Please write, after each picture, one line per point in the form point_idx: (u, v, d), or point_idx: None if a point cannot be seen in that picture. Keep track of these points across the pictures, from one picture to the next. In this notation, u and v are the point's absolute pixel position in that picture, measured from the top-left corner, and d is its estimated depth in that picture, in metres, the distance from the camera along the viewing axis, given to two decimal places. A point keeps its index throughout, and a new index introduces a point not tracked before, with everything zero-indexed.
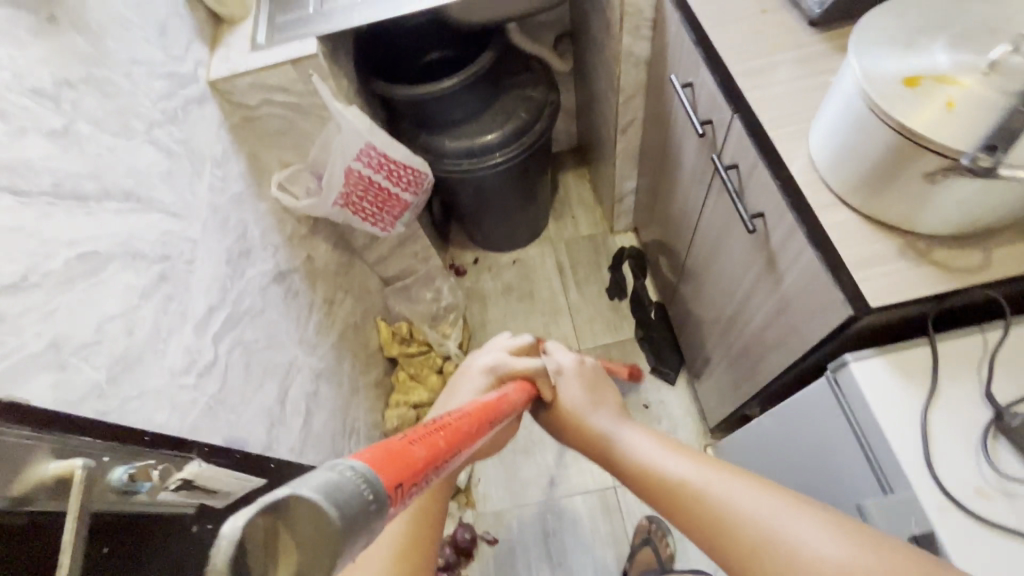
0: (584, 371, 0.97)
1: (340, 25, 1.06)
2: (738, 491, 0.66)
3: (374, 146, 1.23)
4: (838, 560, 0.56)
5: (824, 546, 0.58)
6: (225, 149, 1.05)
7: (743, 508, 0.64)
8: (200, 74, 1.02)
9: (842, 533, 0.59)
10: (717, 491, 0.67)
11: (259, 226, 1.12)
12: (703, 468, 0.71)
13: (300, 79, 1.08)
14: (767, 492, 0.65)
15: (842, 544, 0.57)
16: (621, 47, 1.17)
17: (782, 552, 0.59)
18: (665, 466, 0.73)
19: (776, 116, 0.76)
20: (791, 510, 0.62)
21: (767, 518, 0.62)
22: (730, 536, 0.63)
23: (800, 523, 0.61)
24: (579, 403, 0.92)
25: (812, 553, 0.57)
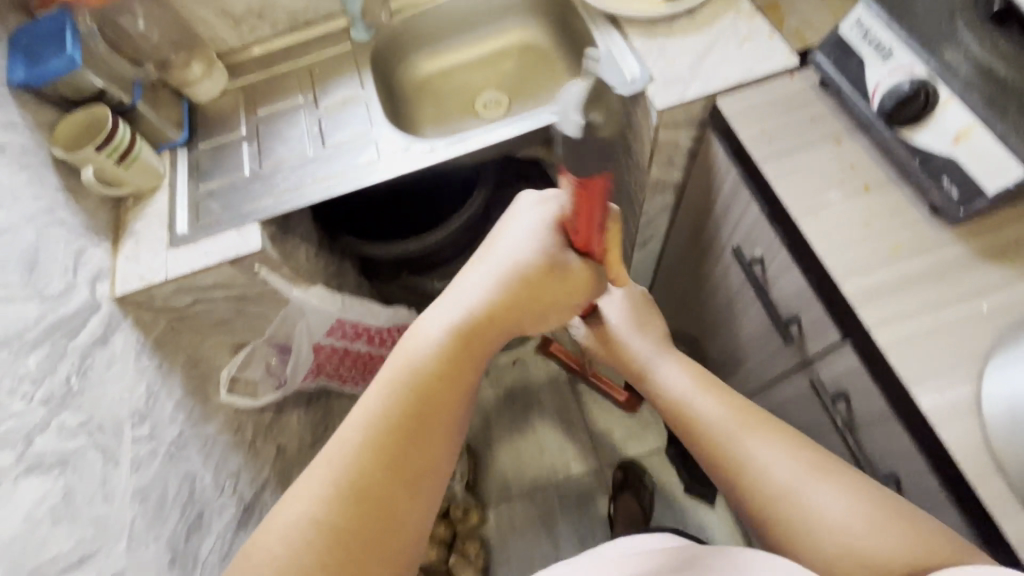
0: (636, 297, 0.78)
1: (290, 200, 0.80)
2: (762, 448, 0.57)
3: (347, 320, 0.96)
4: (849, 521, 0.50)
5: (840, 509, 0.51)
6: (150, 385, 0.77)
7: (767, 459, 0.56)
8: (100, 293, 0.74)
9: (872, 501, 0.51)
10: (754, 450, 0.57)
11: (212, 461, 0.86)
12: (741, 417, 0.60)
13: (242, 273, 0.81)
14: (805, 456, 0.55)
15: (858, 508, 0.51)
16: (649, 178, 0.94)
17: (793, 508, 0.53)
18: (699, 416, 0.62)
19: (925, 369, 0.56)
20: (820, 472, 0.54)
21: (790, 481, 0.54)
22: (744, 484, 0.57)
23: (817, 486, 0.53)
24: (626, 332, 0.75)
25: (825, 516, 0.51)
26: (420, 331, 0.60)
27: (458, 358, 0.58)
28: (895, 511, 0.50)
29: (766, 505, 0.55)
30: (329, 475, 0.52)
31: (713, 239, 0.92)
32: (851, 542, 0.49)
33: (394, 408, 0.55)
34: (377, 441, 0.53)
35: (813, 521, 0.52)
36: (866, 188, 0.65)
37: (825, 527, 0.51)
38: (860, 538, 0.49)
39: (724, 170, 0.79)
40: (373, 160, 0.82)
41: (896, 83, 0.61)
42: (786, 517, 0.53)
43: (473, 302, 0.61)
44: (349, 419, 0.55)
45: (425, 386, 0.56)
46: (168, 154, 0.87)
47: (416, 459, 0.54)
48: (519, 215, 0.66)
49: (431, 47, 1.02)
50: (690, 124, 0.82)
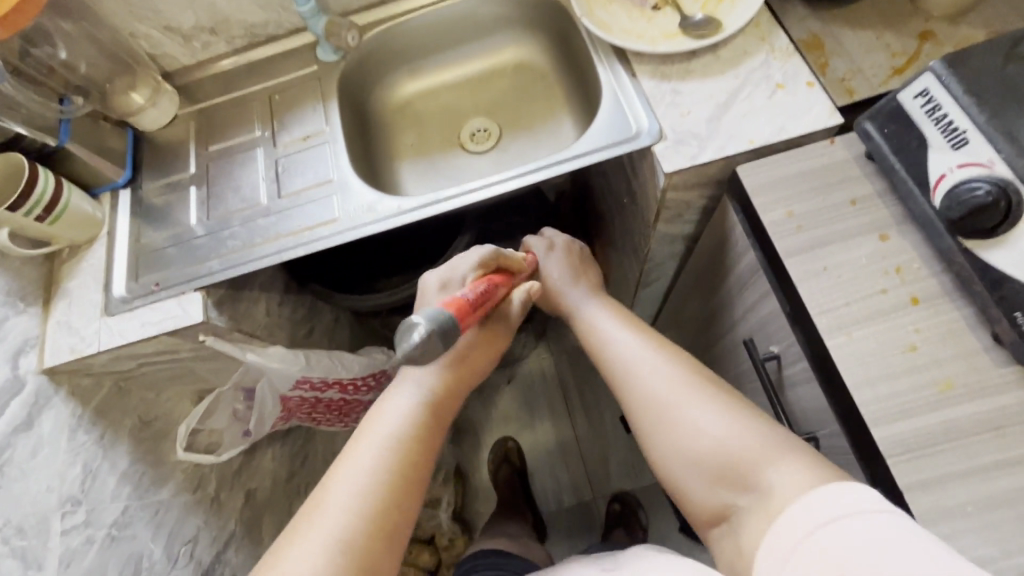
0: (568, 248, 0.77)
1: (236, 265, 0.70)
2: (646, 363, 0.59)
3: (313, 377, 0.87)
4: (712, 429, 0.53)
5: (710, 425, 0.53)
6: (88, 463, 0.71)
7: (652, 383, 0.58)
8: (24, 367, 0.67)
9: (737, 415, 0.53)
10: (644, 372, 0.59)
11: (164, 532, 0.80)
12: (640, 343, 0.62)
13: (186, 341, 0.72)
14: (687, 373, 0.57)
15: (731, 426, 0.53)
16: (654, 232, 0.82)
17: (669, 422, 0.55)
18: (599, 338, 0.65)
19: (975, 556, 0.45)
20: (699, 392, 0.56)
21: (668, 398, 0.56)
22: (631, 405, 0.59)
23: (693, 402, 0.55)
24: (561, 281, 0.73)
25: (693, 428, 0.54)
26: (390, 401, 0.59)
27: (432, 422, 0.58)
28: (751, 421, 0.52)
29: (650, 428, 0.57)
30: (317, 532, 0.48)
31: (725, 307, 0.81)
32: (711, 452, 0.52)
33: (383, 477, 0.51)
34: (367, 507, 0.50)
35: (684, 437, 0.54)
36: (914, 301, 0.53)
37: (693, 440, 0.53)
38: (714, 446, 0.52)
39: (741, 246, 0.66)
40: (332, 218, 0.72)
41: (966, 180, 0.49)
42: (660, 427, 0.56)
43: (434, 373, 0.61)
44: (331, 496, 0.50)
45: (409, 441, 0.55)
46: (108, 196, 0.77)
47: (406, 491, 0.52)
48: (433, 295, 0.66)
49: (412, 66, 0.89)
50: (705, 185, 0.69)
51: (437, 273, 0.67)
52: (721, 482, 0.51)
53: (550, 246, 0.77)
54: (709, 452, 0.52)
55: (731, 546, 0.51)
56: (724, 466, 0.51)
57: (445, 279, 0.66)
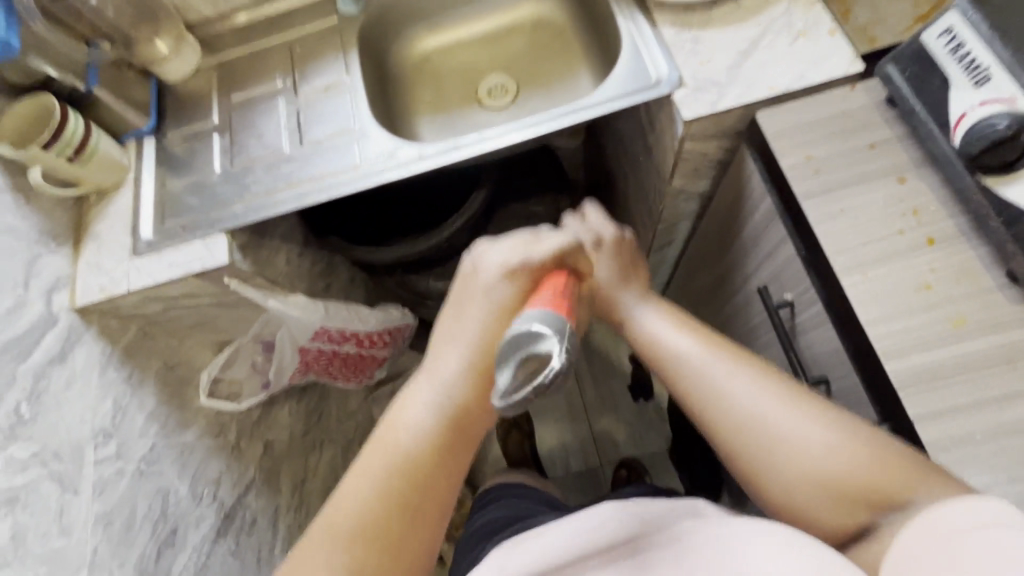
0: (619, 241, 0.69)
1: (260, 210, 0.72)
2: (743, 387, 0.53)
3: (331, 327, 0.89)
4: (841, 462, 0.48)
5: (835, 452, 0.48)
6: (117, 400, 0.73)
7: (757, 413, 0.52)
8: (58, 304, 0.69)
9: (854, 436, 0.48)
10: (745, 401, 0.53)
11: (189, 471, 0.83)
12: (728, 359, 0.56)
13: (211, 285, 0.74)
14: (793, 400, 0.51)
15: (851, 450, 0.48)
16: (670, 187, 0.82)
17: (786, 454, 0.50)
18: (667, 349, 0.59)
19: (981, 480, 0.46)
20: (811, 416, 0.50)
21: (779, 427, 0.51)
22: (734, 436, 0.53)
23: (807, 428, 0.50)
24: (610, 282, 0.66)
25: (818, 462, 0.49)
26: (406, 411, 0.56)
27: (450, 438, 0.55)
28: (875, 445, 0.47)
29: (759, 463, 0.51)
30: (323, 555, 0.49)
31: (738, 263, 0.82)
32: (840, 478, 0.48)
33: (389, 488, 0.52)
34: (372, 513, 0.51)
35: (805, 470, 0.49)
36: (929, 241, 0.54)
37: (818, 473, 0.49)
38: (842, 475, 0.48)
39: (757, 195, 0.67)
40: (353, 165, 0.73)
41: (987, 118, 0.48)
42: (771, 460, 0.50)
43: (463, 379, 0.58)
44: (342, 492, 0.52)
45: (421, 455, 0.54)
46: (134, 143, 0.79)
47: (410, 508, 0.52)
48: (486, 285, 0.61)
49: (430, 21, 0.90)
50: (723, 135, 0.70)
51: (500, 255, 0.61)
52: (852, 506, 0.48)
53: (594, 239, 0.68)
54: (839, 482, 0.48)
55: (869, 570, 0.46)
56: (855, 494, 0.47)
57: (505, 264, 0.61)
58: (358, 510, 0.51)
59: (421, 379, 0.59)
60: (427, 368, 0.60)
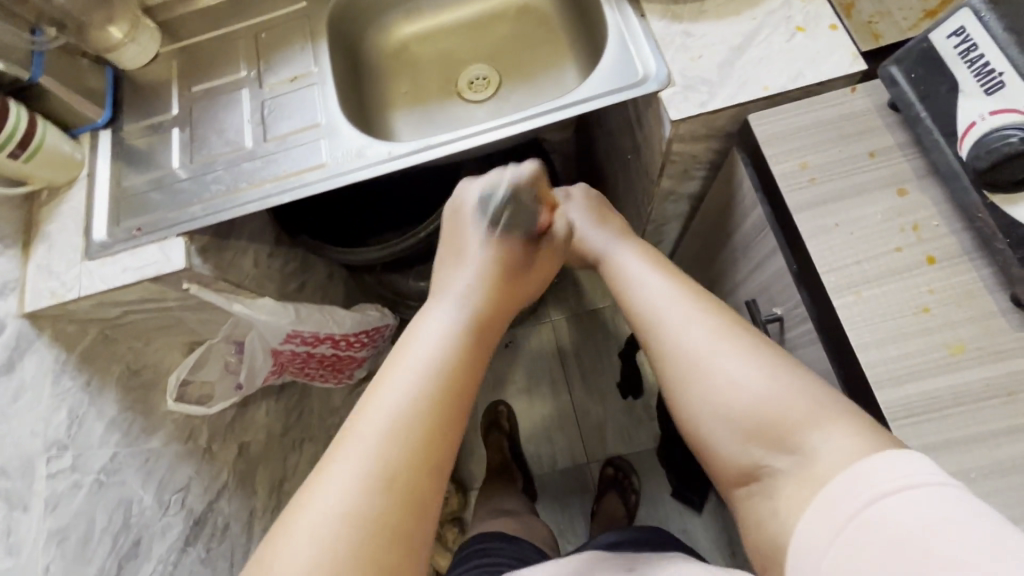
0: (587, 195, 0.71)
1: (220, 210, 0.67)
2: (676, 311, 0.52)
3: (303, 331, 0.86)
4: (758, 392, 0.46)
5: (747, 380, 0.47)
6: (73, 409, 0.70)
7: (688, 337, 0.50)
8: (4, 311, 0.65)
9: (779, 371, 0.46)
10: (682, 325, 0.51)
11: (153, 480, 0.80)
12: (675, 286, 0.55)
13: (170, 289, 0.70)
14: (727, 329, 0.50)
15: (772, 376, 0.46)
16: (658, 188, 0.78)
17: (709, 372, 0.48)
18: (621, 280, 0.59)
19: None
20: (741, 344, 0.48)
21: (704, 349, 0.49)
22: (668, 361, 0.51)
23: (728, 352, 0.48)
24: (582, 227, 0.67)
25: (727, 385, 0.47)
26: (424, 320, 0.53)
27: (473, 347, 0.51)
28: (803, 386, 0.45)
29: (689, 386, 0.50)
30: (353, 457, 0.42)
31: (728, 269, 0.78)
32: (746, 411, 0.46)
33: (420, 402, 0.45)
34: (401, 434, 0.43)
35: (716, 393, 0.48)
36: (929, 260, 0.50)
37: (733, 395, 0.47)
38: (754, 403, 0.46)
39: (749, 202, 0.63)
40: (320, 163, 0.68)
41: (1000, 128, 0.44)
42: (686, 384, 0.50)
43: (478, 290, 0.56)
44: (360, 426, 0.44)
45: (447, 364, 0.48)
46: (88, 136, 0.74)
47: (447, 412, 0.46)
48: (473, 212, 0.63)
49: (407, 6, 0.84)
50: (714, 136, 0.65)
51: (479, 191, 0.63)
52: (757, 441, 0.45)
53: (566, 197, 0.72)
54: (745, 413, 0.46)
55: (763, 512, 0.45)
56: (764, 427, 0.45)
57: (484, 188, 0.64)
58: (384, 435, 0.43)
59: (433, 301, 0.56)
60: (438, 295, 0.57)
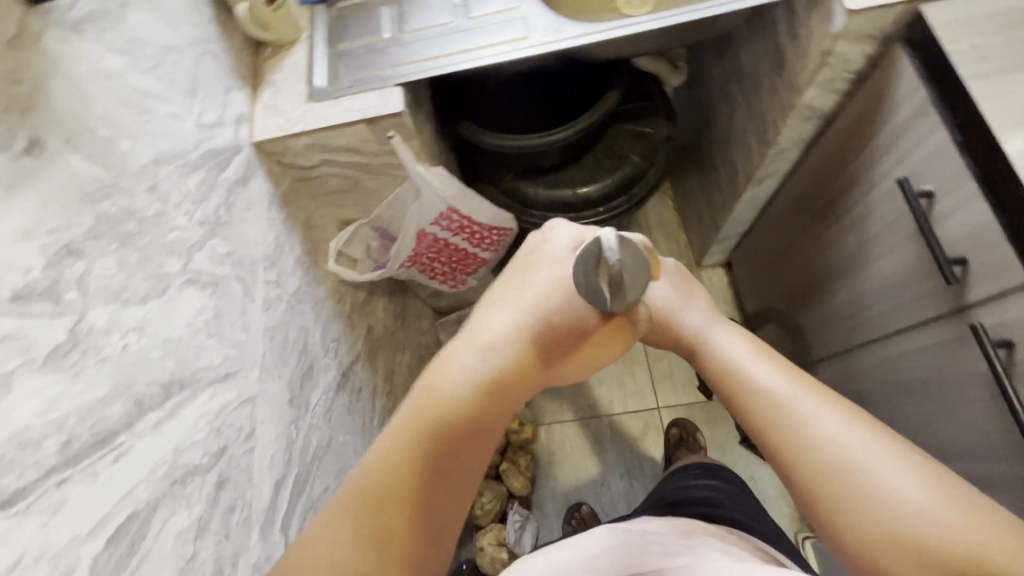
0: (664, 265, 0.69)
1: (431, 70, 0.77)
2: (827, 421, 0.51)
3: (457, 211, 0.96)
4: (929, 520, 0.45)
5: (926, 508, 0.45)
6: (277, 235, 0.79)
7: (847, 451, 0.49)
8: (242, 136, 0.75)
9: (948, 497, 0.46)
10: (840, 440, 0.50)
11: (320, 322, 0.89)
12: (822, 400, 0.53)
13: (375, 138, 0.80)
14: (888, 448, 0.49)
15: (938, 503, 0.46)
16: (800, 99, 0.87)
17: (878, 499, 0.47)
18: (748, 380, 0.56)
19: None
20: (908, 468, 0.48)
21: (864, 470, 0.48)
22: (824, 480, 0.49)
23: (893, 473, 0.47)
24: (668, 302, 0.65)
25: (908, 514, 0.46)
26: (449, 364, 0.55)
27: (473, 415, 0.53)
28: (973, 511, 0.45)
29: (842, 513, 0.48)
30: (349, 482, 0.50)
31: (856, 175, 0.85)
32: (928, 544, 0.44)
33: (410, 448, 0.50)
34: (375, 470, 0.50)
35: (892, 521, 0.46)
36: None
37: (906, 523, 0.45)
38: (935, 539, 0.44)
39: (907, 91, 0.71)
40: (521, 37, 0.78)
41: None
42: (857, 508, 0.47)
43: (505, 344, 0.56)
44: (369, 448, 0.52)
45: (448, 416, 0.52)
46: (306, 9, 0.85)
47: (427, 473, 0.50)
48: (557, 257, 0.61)
49: None
50: (875, 37, 0.74)
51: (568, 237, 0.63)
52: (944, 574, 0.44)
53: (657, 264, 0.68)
54: (933, 546, 0.44)
55: None
56: (949, 562, 0.44)
57: (577, 244, 0.62)
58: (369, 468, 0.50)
59: (457, 344, 0.57)
60: (467, 333, 0.58)
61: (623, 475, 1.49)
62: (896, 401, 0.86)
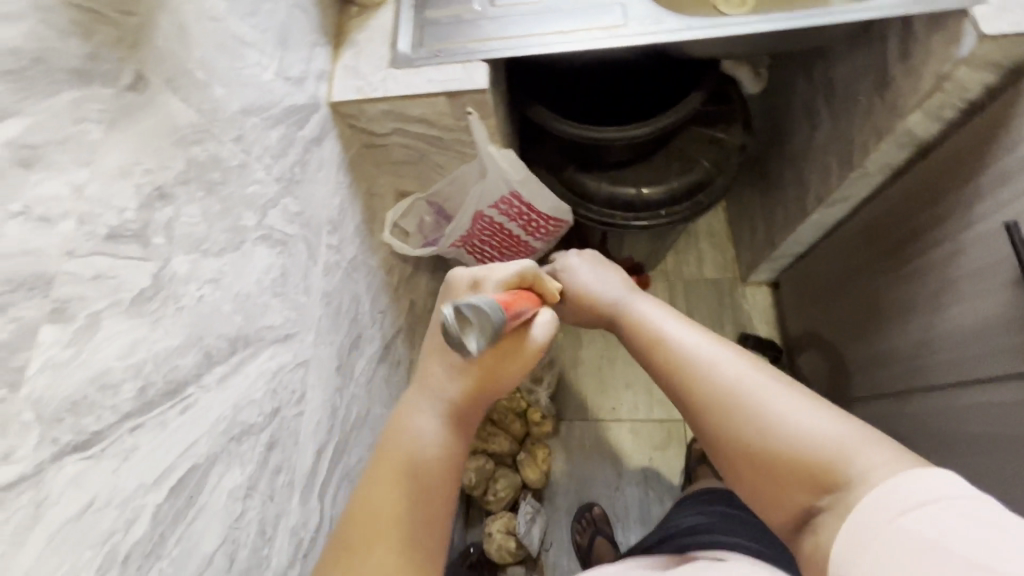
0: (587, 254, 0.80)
1: (521, 50, 0.74)
2: (704, 346, 0.57)
3: (518, 196, 0.93)
4: (796, 421, 0.49)
5: (790, 411, 0.50)
6: (342, 200, 0.78)
7: (723, 373, 0.54)
8: (321, 94, 0.73)
9: (811, 403, 0.50)
10: (721, 368, 0.54)
11: (370, 292, 0.88)
12: (702, 336, 0.59)
13: (452, 112, 0.78)
14: (758, 369, 0.54)
15: (802, 407, 0.50)
16: (900, 123, 0.82)
17: (751, 410, 0.51)
18: (647, 329, 0.62)
19: None
20: (776, 383, 0.52)
21: (740, 385, 0.52)
22: (705, 403, 0.53)
23: (772, 392, 0.51)
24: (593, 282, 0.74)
25: (776, 416, 0.49)
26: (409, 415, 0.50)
27: (450, 442, 0.49)
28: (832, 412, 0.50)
29: (723, 428, 0.52)
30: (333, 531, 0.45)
31: (949, 211, 0.80)
32: (795, 441, 0.48)
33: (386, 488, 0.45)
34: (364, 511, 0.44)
35: (765, 423, 0.50)
36: None
37: (771, 422, 0.49)
38: (801, 438, 0.48)
39: None
40: (619, 25, 0.75)
41: None
42: (733, 419, 0.51)
43: (450, 376, 0.51)
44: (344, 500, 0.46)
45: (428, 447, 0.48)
46: None
47: (416, 498, 0.45)
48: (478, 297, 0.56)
49: None
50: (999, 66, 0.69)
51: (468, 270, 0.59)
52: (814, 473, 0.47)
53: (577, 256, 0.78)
54: (799, 443, 0.48)
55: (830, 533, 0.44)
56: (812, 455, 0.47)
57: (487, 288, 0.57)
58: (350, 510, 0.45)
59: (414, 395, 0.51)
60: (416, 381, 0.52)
61: (638, 482, 1.47)
62: (955, 453, 0.82)
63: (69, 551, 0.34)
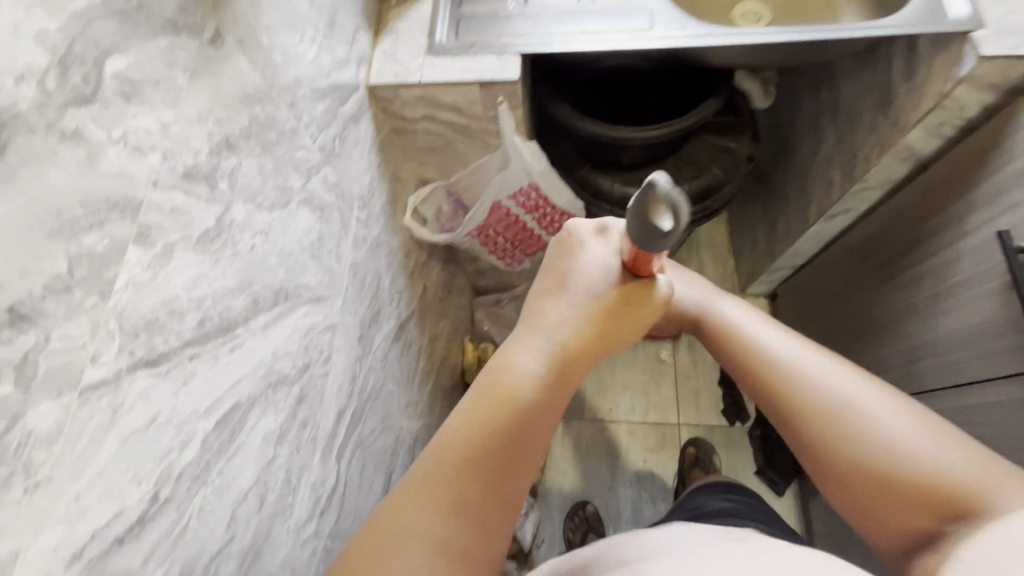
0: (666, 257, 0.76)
1: (552, 46, 0.79)
2: (828, 375, 0.61)
3: (537, 188, 0.97)
4: (931, 458, 0.55)
5: (925, 449, 0.55)
6: (371, 178, 0.81)
7: (857, 405, 0.59)
8: (361, 76, 0.77)
9: (946, 439, 0.56)
10: (843, 400, 0.60)
11: (390, 271, 0.90)
12: (825, 364, 0.63)
13: (482, 101, 0.82)
14: (891, 402, 0.60)
15: (940, 447, 0.55)
16: (902, 138, 0.87)
17: (880, 445, 0.57)
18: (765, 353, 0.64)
19: None
20: (911, 419, 0.58)
21: (874, 421, 0.58)
22: (833, 435, 0.59)
23: (897, 423, 0.57)
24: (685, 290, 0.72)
25: (912, 455, 0.55)
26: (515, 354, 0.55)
27: (556, 394, 0.54)
28: (964, 447, 0.55)
29: (851, 456, 0.57)
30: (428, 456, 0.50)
31: (944, 223, 0.85)
32: (925, 478, 0.54)
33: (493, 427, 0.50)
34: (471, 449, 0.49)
35: (899, 458, 0.56)
36: None
37: (908, 459, 0.55)
38: (940, 476, 0.54)
39: None
40: (644, 28, 0.80)
41: None
42: (862, 451, 0.57)
43: (565, 327, 0.57)
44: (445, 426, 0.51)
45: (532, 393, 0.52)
46: None
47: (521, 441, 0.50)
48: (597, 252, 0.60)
49: None
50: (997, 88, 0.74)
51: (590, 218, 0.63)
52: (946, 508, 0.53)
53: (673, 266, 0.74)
54: (932, 482, 0.54)
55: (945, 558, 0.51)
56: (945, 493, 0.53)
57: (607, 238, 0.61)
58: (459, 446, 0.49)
59: (523, 336, 0.57)
60: (526, 322, 0.58)
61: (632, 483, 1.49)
62: None
63: (133, 458, 0.37)
